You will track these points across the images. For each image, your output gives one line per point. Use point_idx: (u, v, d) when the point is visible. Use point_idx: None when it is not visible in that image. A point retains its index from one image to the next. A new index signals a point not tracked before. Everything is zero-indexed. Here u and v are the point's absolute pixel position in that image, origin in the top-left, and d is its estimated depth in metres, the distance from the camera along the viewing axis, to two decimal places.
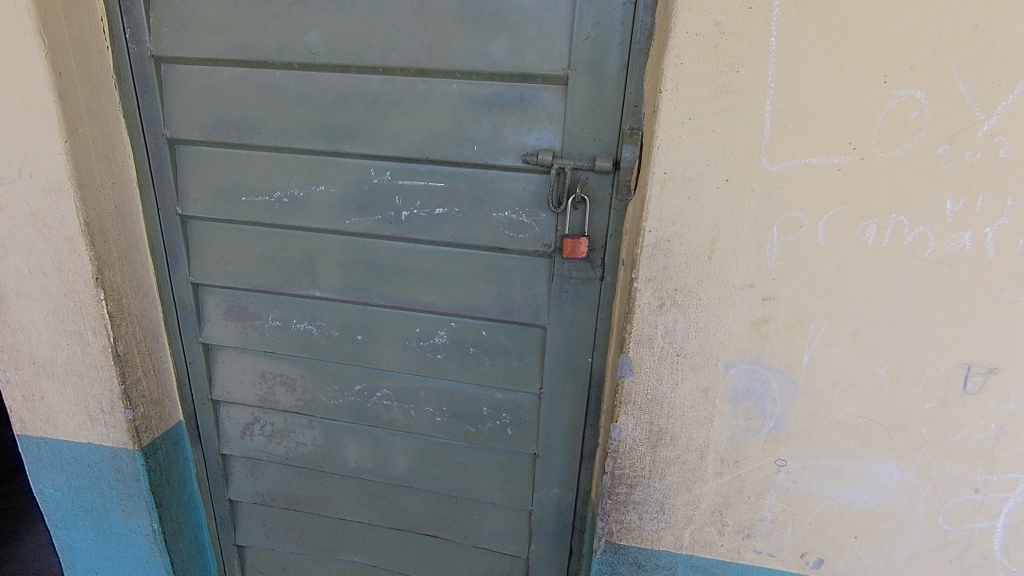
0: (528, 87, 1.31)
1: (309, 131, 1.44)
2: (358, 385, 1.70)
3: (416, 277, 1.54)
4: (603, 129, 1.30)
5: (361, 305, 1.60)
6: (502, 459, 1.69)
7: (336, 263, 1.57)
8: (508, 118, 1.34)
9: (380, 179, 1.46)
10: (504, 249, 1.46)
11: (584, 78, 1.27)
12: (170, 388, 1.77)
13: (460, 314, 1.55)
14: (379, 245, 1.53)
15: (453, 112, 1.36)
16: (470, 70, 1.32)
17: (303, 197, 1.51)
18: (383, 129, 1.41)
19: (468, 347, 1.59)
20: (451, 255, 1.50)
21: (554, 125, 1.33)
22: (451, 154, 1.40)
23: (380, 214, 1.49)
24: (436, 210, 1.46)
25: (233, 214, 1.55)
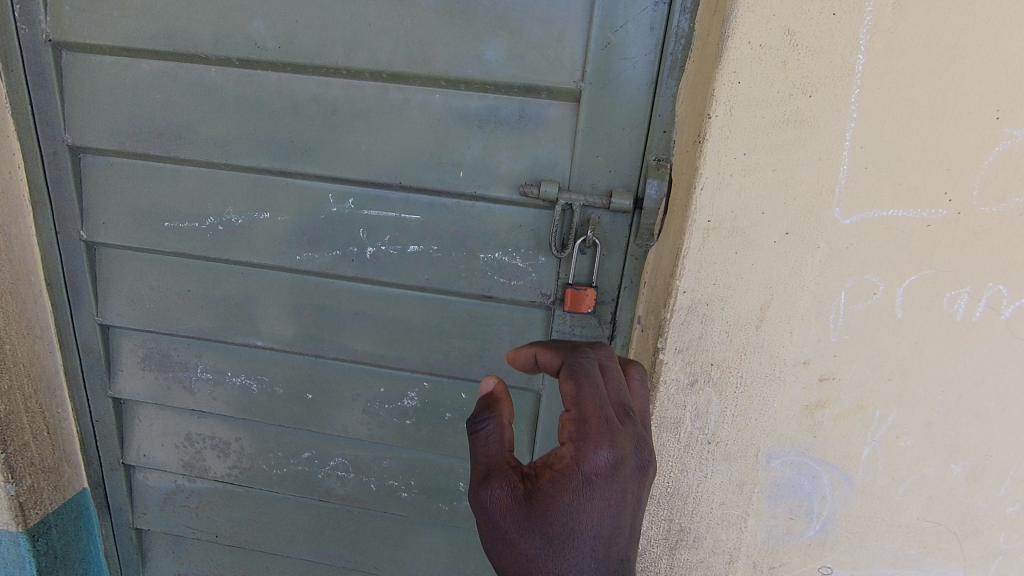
0: (529, 103, 1.06)
1: (252, 144, 1.15)
2: (307, 451, 1.41)
3: (383, 327, 1.26)
4: (622, 158, 1.05)
5: (313, 357, 1.31)
6: (480, 543, 1.41)
7: (282, 307, 1.27)
8: (504, 139, 1.08)
9: (341, 207, 1.18)
10: (492, 298, 1.19)
11: (602, 93, 1.01)
12: (70, 450, 1.43)
13: (435, 373, 1.27)
14: (337, 287, 1.25)
15: (435, 129, 1.10)
16: (458, 77, 1.06)
17: (243, 225, 1.21)
18: (346, 146, 1.13)
19: (443, 412, 1.31)
20: (426, 302, 1.23)
21: (561, 151, 1.07)
22: (430, 180, 1.13)
23: (340, 249, 1.21)
24: (410, 248, 1.18)
25: (152, 244, 1.24)
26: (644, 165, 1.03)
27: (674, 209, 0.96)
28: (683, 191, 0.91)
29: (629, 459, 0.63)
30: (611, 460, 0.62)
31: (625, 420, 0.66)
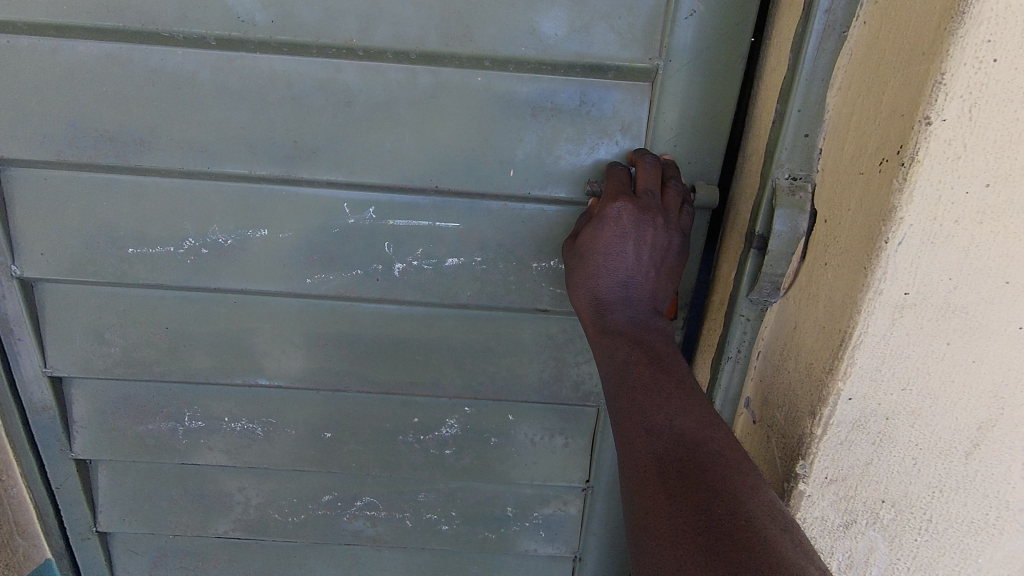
0: (591, 85, 0.86)
1: (240, 146, 0.88)
2: (328, 497, 1.19)
3: (414, 353, 1.05)
4: (704, 151, 0.88)
5: (330, 392, 1.08)
6: (531, 564, 1.26)
7: (288, 340, 1.03)
8: (562, 131, 0.88)
9: (360, 219, 0.94)
10: (546, 311, 1.01)
11: (685, 73, 0.83)
12: (26, 518, 1.15)
13: (479, 398, 1.08)
14: (358, 310, 1.02)
15: (477, 120, 0.88)
16: (506, 56, 0.84)
17: (234, 247, 0.94)
18: (367, 146, 0.89)
19: (488, 437, 1.12)
20: (467, 319, 1.02)
21: (632, 140, 0.88)
22: (473, 181, 0.91)
23: (362, 267, 0.97)
24: (448, 261, 0.97)
25: (112, 277, 0.95)
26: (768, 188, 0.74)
27: (826, 259, 0.67)
28: (856, 238, 0.61)
29: (623, 291, 0.78)
30: (608, 280, 0.78)
31: (637, 270, 0.79)
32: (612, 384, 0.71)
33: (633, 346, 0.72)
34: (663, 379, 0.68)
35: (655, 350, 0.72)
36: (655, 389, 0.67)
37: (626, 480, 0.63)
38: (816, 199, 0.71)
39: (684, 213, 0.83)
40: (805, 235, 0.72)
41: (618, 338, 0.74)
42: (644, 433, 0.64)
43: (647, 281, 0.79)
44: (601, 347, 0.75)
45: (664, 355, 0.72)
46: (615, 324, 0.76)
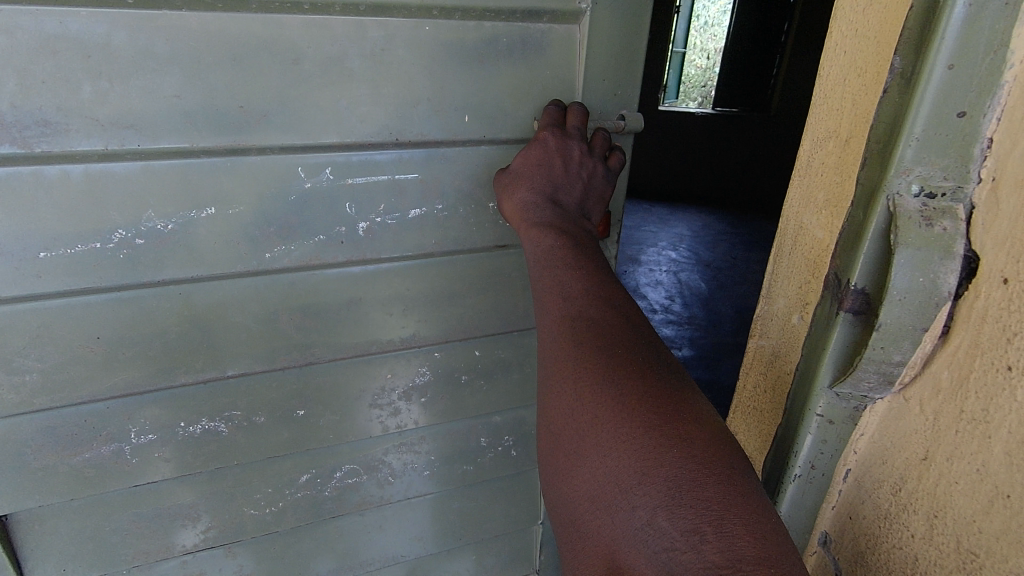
0: (530, 29, 0.88)
1: (170, 117, 0.75)
2: (305, 475, 1.10)
3: (382, 309, 1.01)
4: (629, 86, 0.97)
5: (300, 368, 1.00)
6: (506, 489, 1.31)
7: (247, 323, 0.92)
8: (507, 74, 0.90)
9: (318, 183, 0.87)
10: (505, 247, 1.03)
11: (607, 17, 0.89)
12: None
13: (450, 339, 1.08)
14: (324, 279, 0.94)
15: (431, 69, 0.86)
16: (456, 2, 0.82)
17: (175, 233, 0.82)
18: (322, 107, 0.82)
19: (458, 378, 1.13)
20: (432, 268, 1.00)
21: (567, 77, 0.94)
22: (431, 130, 0.89)
23: (325, 234, 0.90)
24: (409, 214, 0.94)
25: (20, 289, 0.78)
26: (875, 219, 0.52)
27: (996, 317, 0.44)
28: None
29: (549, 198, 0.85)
30: (537, 188, 0.86)
31: (560, 180, 0.86)
32: (538, 266, 0.79)
33: (558, 235, 0.81)
34: (584, 259, 0.78)
35: (580, 246, 0.81)
36: (577, 266, 0.77)
37: (571, 346, 0.70)
38: (972, 236, 0.47)
39: (613, 154, 0.94)
40: (948, 301, 0.49)
41: (545, 226, 0.82)
42: (563, 298, 0.75)
43: (572, 189, 0.88)
44: (530, 240, 0.82)
45: (588, 247, 0.81)
46: (540, 220, 0.83)
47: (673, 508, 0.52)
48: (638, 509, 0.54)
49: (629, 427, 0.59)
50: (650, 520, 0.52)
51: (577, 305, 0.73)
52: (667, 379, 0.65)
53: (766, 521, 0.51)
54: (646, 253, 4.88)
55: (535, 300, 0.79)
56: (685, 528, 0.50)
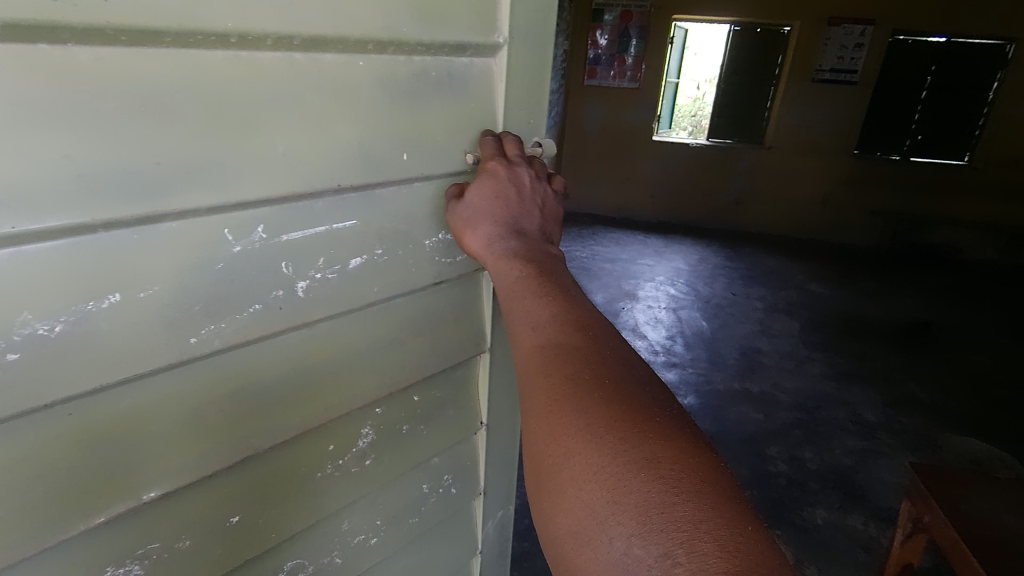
0: (455, 62, 1.04)
1: (64, 178, 0.69)
2: (253, 573, 1.13)
3: (324, 376, 1.06)
4: (539, 113, 1.21)
5: (232, 466, 0.99)
6: (447, 519, 1.52)
7: (169, 428, 0.89)
8: (440, 102, 1.04)
9: (251, 242, 0.89)
10: (439, 282, 1.19)
11: (524, 47, 1.11)
12: None
13: (392, 388, 1.19)
14: (257, 370, 0.96)
15: (370, 107, 0.95)
16: (391, 39, 0.92)
17: (85, 323, 0.76)
18: (258, 151, 0.84)
19: (400, 428, 1.27)
20: (371, 322, 1.10)
21: (494, 107, 1.14)
22: (371, 171, 0.99)
23: (261, 301, 0.92)
24: (351, 263, 1.02)
25: None
26: None
27: None
28: None
29: (511, 231, 1.07)
30: (498, 222, 1.07)
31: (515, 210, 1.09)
32: (509, 302, 0.98)
33: (527, 267, 1.01)
34: (545, 291, 0.96)
35: (546, 274, 1.01)
36: (540, 300, 0.95)
37: (547, 374, 0.86)
38: None
39: (552, 180, 1.19)
40: None
41: (515, 258, 1.03)
42: (533, 331, 0.92)
43: (529, 217, 1.11)
44: (501, 272, 1.02)
45: (547, 273, 1.01)
46: (506, 252, 1.04)
47: (645, 533, 0.66)
48: (616, 540, 0.67)
49: (600, 460, 0.74)
50: (627, 548, 0.66)
51: (547, 336, 0.90)
52: (635, 398, 0.80)
53: (724, 522, 0.64)
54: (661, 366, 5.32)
55: (511, 328, 0.96)
56: (658, 553, 0.63)
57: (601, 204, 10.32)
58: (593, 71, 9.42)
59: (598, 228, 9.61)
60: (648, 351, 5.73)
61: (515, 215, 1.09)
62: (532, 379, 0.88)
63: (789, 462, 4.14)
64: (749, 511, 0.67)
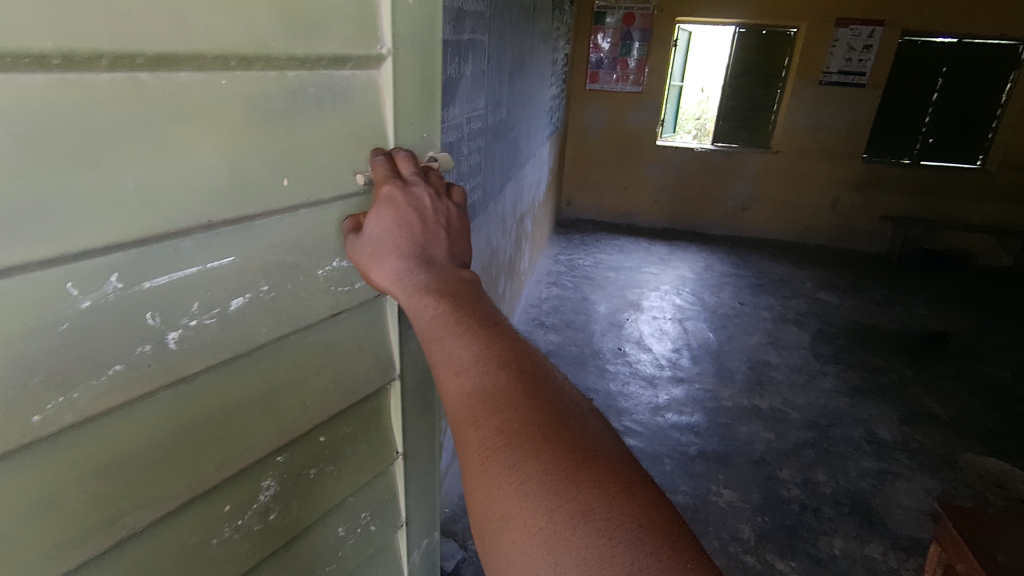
0: (336, 75, 1.04)
1: None
2: None
3: (212, 433, 1.02)
4: (430, 126, 1.28)
5: (105, 549, 0.92)
6: (368, 551, 1.58)
7: (14, 521, 0.80)
8: (322, 117, 1.04)
9: (106, 294, 0.81)
10: (338, 313, 1.22)
11: (408, 57, 1.16)
12: None
13: (292, 431, 1.18)
14: (125, 437, 0.89)
15: (241, 127, 0.91)
16: (258, 55, 0.89)
17: None
18: (106, 185, 0.77)
19: (307, 472, 1.28)
20: (261, 366, 1.08)
21: (384, 122, 1.17)
22: (247, 201, 0.95)
23: (125, 360, 0.85)
24: (232, 304, 0.99)
25: None
26: None
27: None
28: None
29: (417, 260, 1.10)
30: (404, 254, 1.10)
31: (416, 236, 1.13)
32: (428, 342, 1.00)
33: (439, 299, 1.03)
34: (461, 325, 0.99)
35: (458, 303, 1.03)
36: (459, 339, 0.97)
37: (473, 424, 0.89)
38: None
39: (452, 192, 1.24)
40: None
41: (427, 291, 1.05)
42: (455, 375, 0.94)
43: (433, 237, 1.14)
44: (417, 308, 1.04)
45: (460, 301, 1.03)
46: (418, 284, 1.06)
47: None
48: None
49: (537, 515, 0.79)
50: None
51: (469, 379, 0.93)
52: (560, 435, 0.86)
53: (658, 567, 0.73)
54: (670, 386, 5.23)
55: (433, 368, 0.98)
56: None
57: (605, 209, 10.14)
58: (595, 74, 9.23)
59: (601, 234, 9.41)
60: (654, 364, 5.58)
61: (416, 241, 1.12)
62: (467, 437, 0.89)
63: (803, 487, 4.07)
64: (674, 542, 0.77)
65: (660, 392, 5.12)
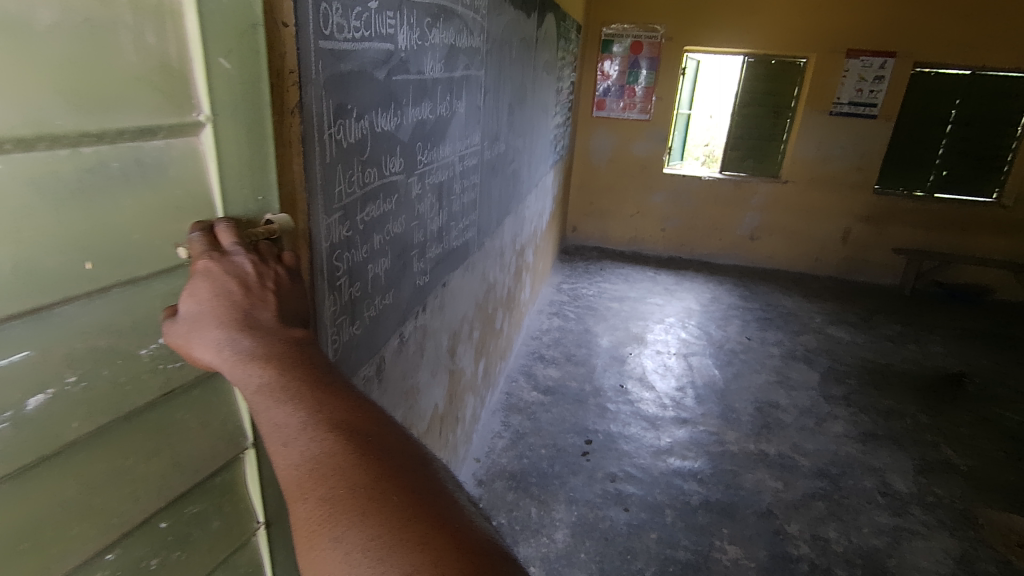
0: (143, 147, 0.99)
1: None
2: None
3: (18, 545, 0.94)
4: (264, 187, 1.27)
5: None
6: None
7: None
8: (127, 193, 0.98)
9: None
10: (169, 392, 1.15)
11: (232, 121, 1.15)
12: None
13: (123, 523, 1.10)
14: None
15: (22, 210, 0.84)
16: (39, 135, 0.83)
17: None
18: None
19: (148, 566, 1.18)
20: (77, 464, 1.00)
21: (208, 189, 1.14)
22: (36, 292, 0.88)
23: None
24: (28, 402, 0.91)
25: None
26: None
27: None
28: None
29: (241, 326, 1.00)
30: (226, 320, 1.00)
31: (243, 300, 1.03)
32: (256, 413, 0.95)
33: (267, 364, 0.98)
34: (290, 390, 0.96)
35: (287, 369, 0.99)
36: (288, 406, 0.94)
37: (304, 493, 0.87)
38: None
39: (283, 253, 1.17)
40: None
41: (253, 359, 0.98)
42: (283, 446, 0.92)
43: (260, 301, 1.05)
44: (244, 377, 0.97)
45: (291, 363, 1.00)
46: (246, 349, 0.99)
47: None
48: None
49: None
50: None
51: (298, 447, 0.91)
52: (389, 493, 0.86)
53: None
54: (673, 427, 5.04)
55: (263, 438, 0.94)
56: None
57: (610, 236, 9.99)
58: (602, 101, 9.17)
59: (607, 262, 9.24)
60: (657, 404, 5.37)
61: (243, 307, 1.02)
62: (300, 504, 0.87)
63: (813, 544, 3.85)
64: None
65: (660, 433, 4.93)
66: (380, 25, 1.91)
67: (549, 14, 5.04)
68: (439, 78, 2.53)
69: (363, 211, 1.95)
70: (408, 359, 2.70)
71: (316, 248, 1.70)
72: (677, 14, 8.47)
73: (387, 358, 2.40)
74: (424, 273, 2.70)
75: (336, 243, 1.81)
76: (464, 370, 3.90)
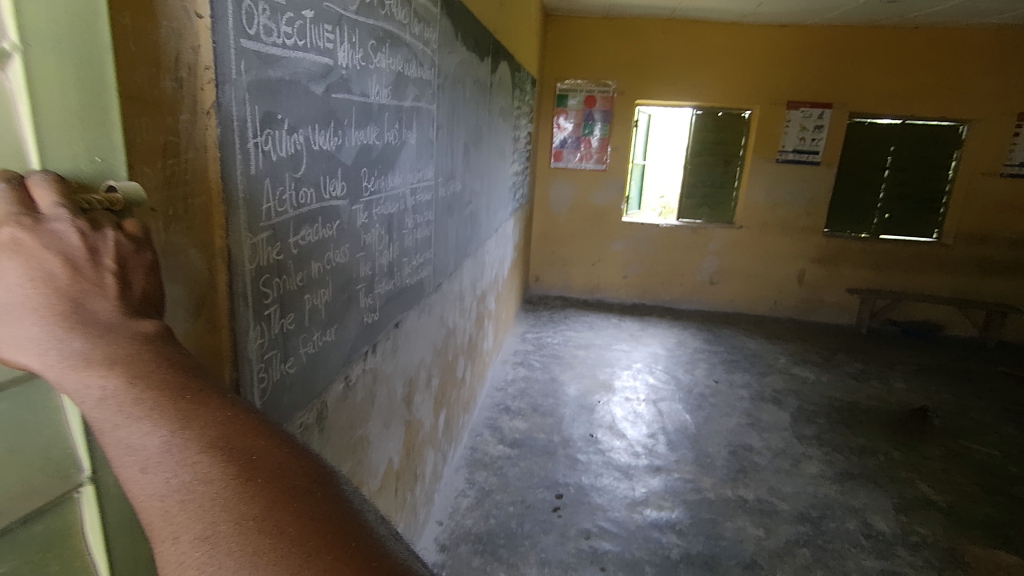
0: None
1: None
2: None
3: None
4: (106, 148, 0.98)
5: None
6: None
7: None
8: None
9: None
10: None
11: (52, 52, 0.87)
12: None
13: None
14: None
15: None
16: None
17: None
18: None
19: None
20: None
21: (14, 141, 0.84)
22: None
23: None
24: None
25: None
26: None
27: None
28: None
29: (72, 322, 0.79)
30: (47, 312, 0.78)
31: (70, 283, 0.80)
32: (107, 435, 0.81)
33: (114, 374, 0.80)
34: (148, 406, 0.81)
35: (143, 377, 0.82)
36: (149, 427, 0.81)
37: (174, 527, 0.79)
38: None
39: (127, 224, 0.92)
40: None
41: (95, 366, 0.79)
42: (145, 473, 0.81)
43: (93, 288, 0.82)
44: (85, 389, 0.80)
45: (149, 367, 0.84)
46: (85, 354, 0.79)
47: None
48: None
49: None
50: None
51: (164, 475, 0.80)
52: (278, 523, 0.83)
53: None
54: (647, 476, 4.79)
55: (116, 463, 0.81)
56: None
57: (573, 285, 9.94)
58: (559, 153, 9.33)
59: (571, 311, 9.14)
60: (629, 452, 5.13)
61: (70, 294, 0.79)
62: (169, 539, 0.79)
63: None
64: None
65: (633, 482, 4.68)
66: (318, 37, 1.78)
67: (503, 62, 5.10)
68: (387, 105, 2.41)
69: (297, 234, 1.76)
70: (356, 406, 2.44)
71: (239, 270, 1.49)
72: (628, 71, 8.83)
73: (330, 403, 2.15)
74: (373, 310, 2.48)
75: (264, 266, 1.60)
76: (423, 422, 3.61)
